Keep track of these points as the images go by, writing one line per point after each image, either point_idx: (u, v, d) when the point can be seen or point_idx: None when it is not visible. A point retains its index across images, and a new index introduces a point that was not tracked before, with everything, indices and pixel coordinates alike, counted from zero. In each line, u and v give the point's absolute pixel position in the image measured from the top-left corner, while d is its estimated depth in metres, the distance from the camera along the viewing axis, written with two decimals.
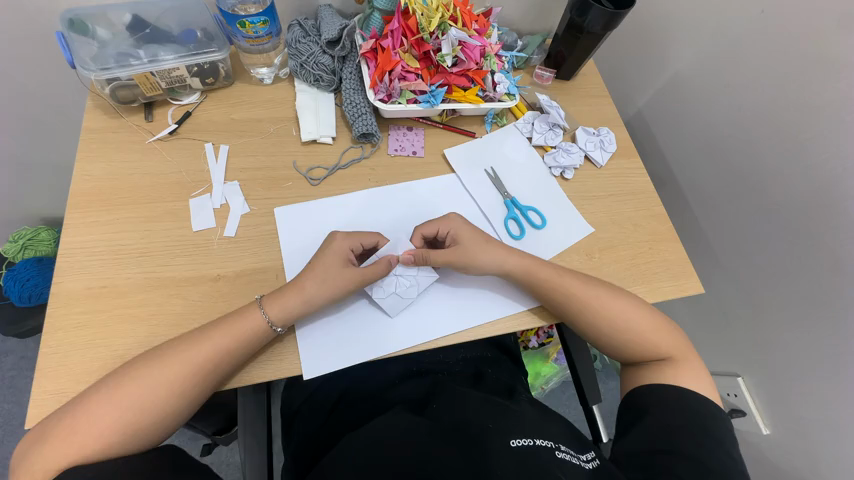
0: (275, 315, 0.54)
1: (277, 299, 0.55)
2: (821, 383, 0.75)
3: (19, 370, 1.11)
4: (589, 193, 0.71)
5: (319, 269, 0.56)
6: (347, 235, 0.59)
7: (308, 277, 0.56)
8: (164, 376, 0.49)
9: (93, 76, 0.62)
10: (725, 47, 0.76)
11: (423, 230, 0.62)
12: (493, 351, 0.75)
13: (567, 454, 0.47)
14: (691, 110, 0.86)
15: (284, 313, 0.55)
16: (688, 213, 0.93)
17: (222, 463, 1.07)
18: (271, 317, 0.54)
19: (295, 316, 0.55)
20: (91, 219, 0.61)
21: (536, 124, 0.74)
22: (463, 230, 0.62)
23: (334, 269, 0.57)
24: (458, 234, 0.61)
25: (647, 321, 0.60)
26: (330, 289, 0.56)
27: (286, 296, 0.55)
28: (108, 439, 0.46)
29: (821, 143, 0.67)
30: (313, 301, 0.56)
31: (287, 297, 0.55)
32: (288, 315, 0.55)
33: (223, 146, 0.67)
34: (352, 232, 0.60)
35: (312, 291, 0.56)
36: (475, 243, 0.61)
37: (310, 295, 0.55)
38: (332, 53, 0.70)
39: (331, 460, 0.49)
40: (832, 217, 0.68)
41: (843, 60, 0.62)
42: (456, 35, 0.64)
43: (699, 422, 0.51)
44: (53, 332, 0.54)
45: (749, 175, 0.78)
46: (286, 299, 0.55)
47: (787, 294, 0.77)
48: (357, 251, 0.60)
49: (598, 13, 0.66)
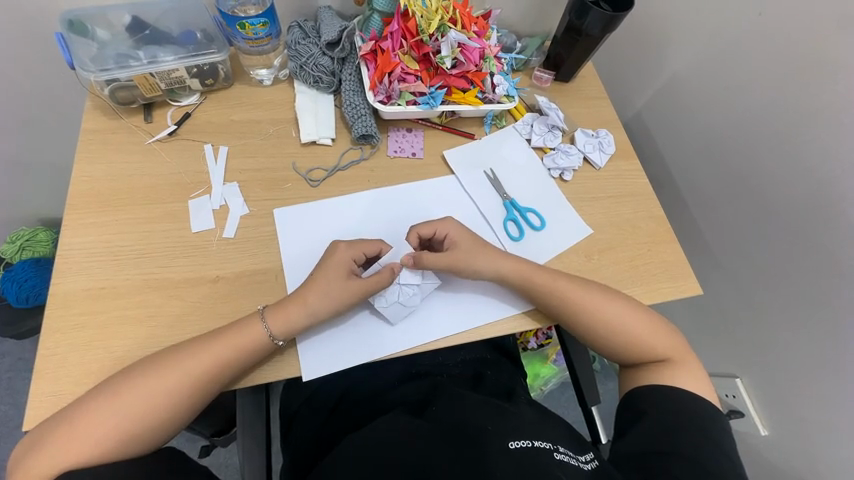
0: (278, 329, 0.54)
1: (280, 312, 0.55)
2: (819, 384, 0.75)
3: (16, 371, 1.11)
4: (588, 195, 0.72)
5: (321, 283, 0.56)
6: (349, 245, 0.59)
7: (311, 289, 0.56)
8: (163, 385, 0.49)
9: (93, 76, 0.62)
10: (723, 50, 0.77)
11: (418, 231, 0.61)
12: (492, 353, 0.75)
13: (565, 456, 0.47)
14: (690, 112, 0.86)
15: (287, 326, 0.54)
16: (686, 215, 0.93)
17: (220, 465, 1.07)
18: (272, 330, 0.54)
19: (297, 328, 0.55)
20: (90, 221, 0.61)
21: (535, 126, 0.74)
22: (460, 234, 0.62)
23: (337, 283, 0.56)
24: (455, 237, 0.62)
25: (647, 322, 0.60)
26: (333, 301, 0.56)
27: (289, 309, 0.55)
28: (106, 446, 0.46)
29: (819, 145, 0.67)
30: (316, 314, 0.55)
31: (290, 310, 0.55)
32: (291, 328, 0.55)
33: (223, 147, 0.67)
34: (355, 241, 0.60)
35: (315, 305, 0.55)
36: (471, 247, 0.61)
37: (313, 308, 0.55)
38: (332, 55, 0.70)
39: (332, 461, 0.50)
40: (830, 219, 0.68)
41: (841, 62, 0.62)
42: (456, 37, 0.65)
43: (698, 423, 0.51)
44: (52, 333, 0.54)
45: (747, 177, 0.79)
46: (290, 313, 0.55)
47: (786, 296, 0.77)
48: (361, 260, 0.60)
49: (597, 15, 0.67)
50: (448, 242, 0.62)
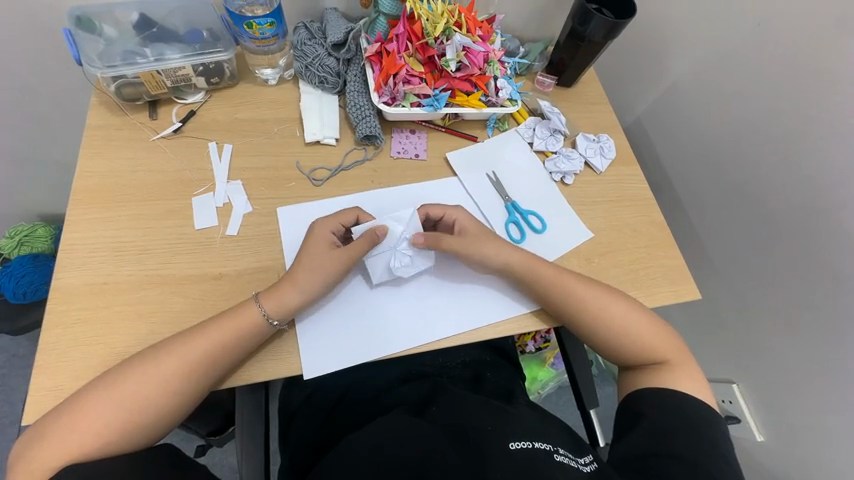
0: (271, 307, 0.55)
1: (272, 292, 0.55)
2: (818, 390, 0.75)
3: (11, 368, 1.10)
4: (589, 199, 0.72)
5: (304, 257, 0.57)
6: (326, 219, 0.60)
7: (296, 268, 0.57)
8: (162, 372, 0.49)
9: (99, 73, 0.62)
10: (725, 58, 0.78)
11: (429, 209, 0.64)
12: (492, 355, 0.76)
13: (565, 457, 0.48)
14: (691, 119, 0.87)
15: (279, 304, 0.55)
16: (685, 220, 0.94)
17: (217, 464, 1.07)
18: (266, 310, 0.54)
19: (291, 307, 0.55)
20: (93, 217, 0.61)
21: (537, 129, 0.75)
22: (468, 222, 0.64)
23: (318, 254, 0.57)
24: (463, 223, 0.63)
25: (646, 324, 0.60)
26: (321, 274, 0.57)
27: (281, 288, 0.56)
28: (107, 435, 0.46)
29: (819, 153, 0.68)
30: (307, 290, 0.56)
31: (280, 288, 0.56)
32: (284, 305, 0.55)
33: (227, 146, 0.68)
34: (331, 215, 0.61)
35: (303, 279, 0.56)
36: (473, 237, 0.62)
37: (303, 284, 0.56)
38: (337, 56, 0.71)
39: (332, 461, 0.49)
40: (827, 227, 0.69)
41: (842, 74, 0.63)
42: (461, 41, 0.66)
43: (696, 425, 0.51)
44: (52, 328, 0.54)
45: (745, 183, 0.80)
46: (282, 292, 0.55)
47: (784, 300, 0.78)
48: (339, 233, 0.61)
49: (600, 22, 0.68)
50: (458, 229, 0.63)
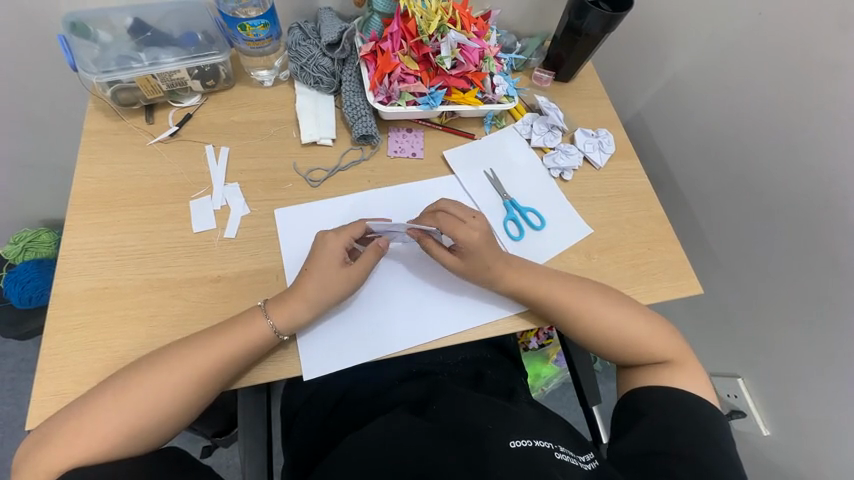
0: (282, 324, 0.55)
1: (283, 306, 0.55)
2: (825, 382, 0.74)
3: (19, 372, 1.11)
4: (588, 195, 0.72)
5: (317, 274, 0.56)
6: (337, 233, 0.59)
7: (307, 284, 0.56)
8: (170, 378, 0.49)
9: (94, 78, 0.62)
10: (725, 49, 0.76)
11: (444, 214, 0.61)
12: (493, 352, 0.75)
13: (566, 455, 0.48)
14: (691, 112, 0.86)
15: (288, 321, 0.55)
16: (687, 213, 0.93)
17: (222, 464, 1.08)
18: (276, 325, 0.54)
19: (301, 324, 0.56)
20: (92, 222, 0.61)
21: (535, 125, 0.75)
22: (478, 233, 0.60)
23: (330, 273, 0.56)
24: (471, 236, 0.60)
25: (647, 320, 0.60)
26: (332, 292, 0.56)
27: (291, 303, 0.55)
28: (112, 440, 0.46)
29: (822, 143, 0.67)
30: (317, 306, 0.56)
31: (289, 303, 0.55)
32: (294, 322, 0.55)
33: (224, 148, 0.68)
34: (341, 229, 0.59)
35: (315, 297, 0.56)
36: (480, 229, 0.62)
37: (313, 301, 0.56)
38: (332, 55, 0.71)
39: (332, 462, 0.49)
40: (830, 217, 0.68)
41: (844, 62, 0.62)
42: (456, 37, 0.65)
43: (697, 421, 0.51)
44: (54, 333, 0.54)
45: (747, 178, 0.79)
46: (293, 309, 0.55)
47: (790, 293, 0.77)
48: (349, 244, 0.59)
49: (597, 16, 0.67)
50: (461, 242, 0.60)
